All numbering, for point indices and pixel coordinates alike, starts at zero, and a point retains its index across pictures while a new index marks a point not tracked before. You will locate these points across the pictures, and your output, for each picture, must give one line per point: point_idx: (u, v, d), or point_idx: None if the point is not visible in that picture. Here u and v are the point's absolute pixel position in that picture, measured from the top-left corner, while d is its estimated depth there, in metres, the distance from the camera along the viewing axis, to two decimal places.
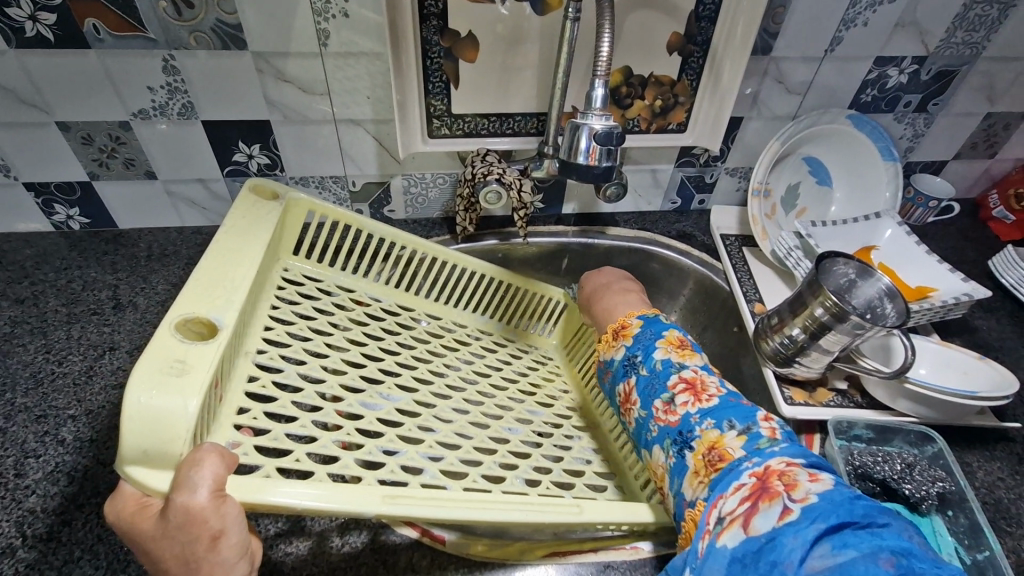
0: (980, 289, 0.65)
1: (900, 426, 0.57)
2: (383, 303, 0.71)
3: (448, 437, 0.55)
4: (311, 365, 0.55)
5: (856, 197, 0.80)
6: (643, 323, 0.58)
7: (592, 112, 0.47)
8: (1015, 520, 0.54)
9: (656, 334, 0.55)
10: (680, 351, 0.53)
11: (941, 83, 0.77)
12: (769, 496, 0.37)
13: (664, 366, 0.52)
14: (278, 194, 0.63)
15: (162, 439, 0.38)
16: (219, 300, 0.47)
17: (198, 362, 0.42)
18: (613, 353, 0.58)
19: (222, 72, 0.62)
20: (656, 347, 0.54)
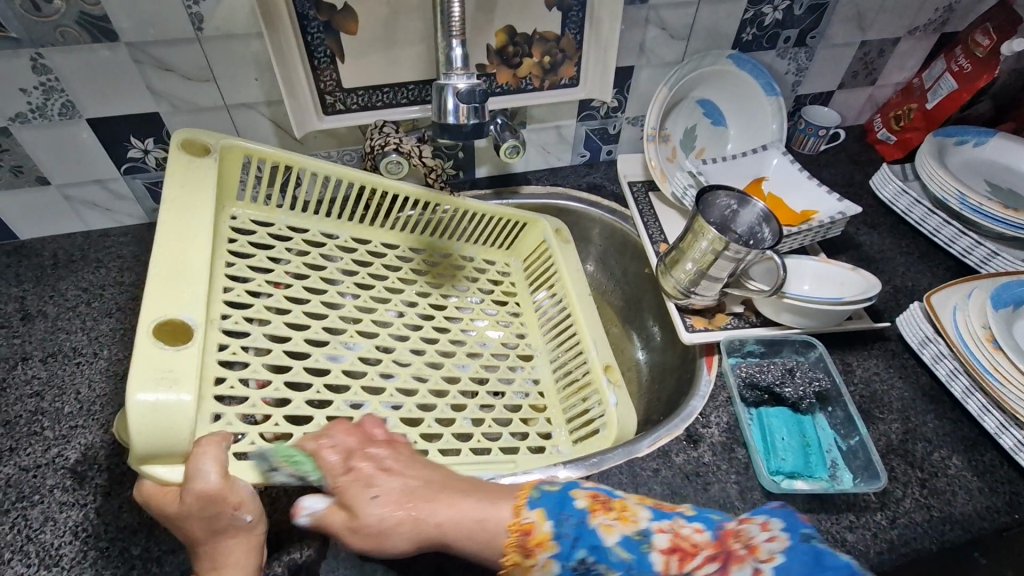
0: (852, 207, 0.71)
1: (785, 338, 0.65)
2: (338, 240, 0.71)
3: (405, 382, 0.61)
4: (276, 325, 0.59)
5: (748, 133, 0.85)
6: (541, 512, 0.43)
7: (454, 72, 0.48)
8: (886, 407, 0.61)
9: (571, 514, 0.43)
10: (612, 514, 0.44)
11: (814, 16, 0.81)
12: (737, 560, 0.43)
13: (632, 550, 0.43)
14: (210, 146, 0.61)
15: (170, 432, 0.44)
16: (187, 297, 0.49)
17: (184, 369, 0.46)
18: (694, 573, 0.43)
19: (97, 67, 0.61)
20: (593, 528, 0.43)
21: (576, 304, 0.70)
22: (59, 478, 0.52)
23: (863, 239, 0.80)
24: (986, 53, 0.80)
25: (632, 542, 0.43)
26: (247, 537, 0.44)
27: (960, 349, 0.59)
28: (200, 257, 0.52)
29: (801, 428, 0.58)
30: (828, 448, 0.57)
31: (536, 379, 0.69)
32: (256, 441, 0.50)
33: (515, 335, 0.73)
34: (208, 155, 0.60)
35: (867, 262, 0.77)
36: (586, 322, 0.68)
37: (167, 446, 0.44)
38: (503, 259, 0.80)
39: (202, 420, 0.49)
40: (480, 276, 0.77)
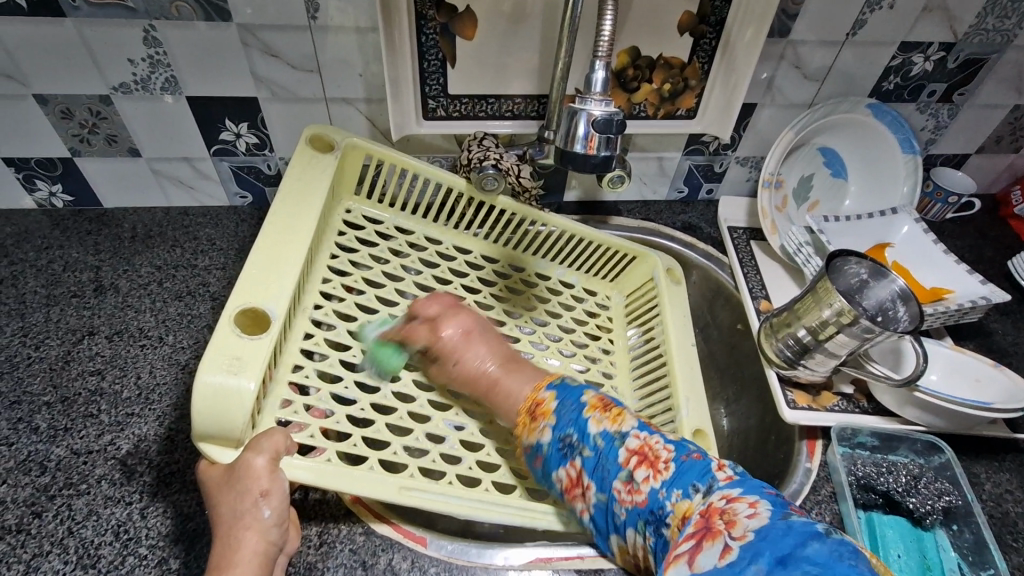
0: (998, 293, 0.62)
1: (906, 435, 0.56)
2: (439, 246, 0.69)
3: (475, 404, 0.56)
4: (362, 322, 0.57)
5: (872, 190, 0.77)
6: (553, 394, 0.49)
7: (591, 98, 0.43)
8: (1021, 535, 0.52)
9: (576, 403, 0.48)
10: (608, 415, 0.46)
11: (968, 72, 0.73)
12: (712, 535, 0.36)
13: (605, 442, 0.45)
14: (334, 144, 0.60)
15: (224, 413, 0.41)
16: (272, 289, 0.47)
17: (253, 357, 0.43)
18: (536, 438, 0.48)
19: (205, 45, 0.59)
20: (585, 420, 0.46)
21: (673, 349, 0.61)
22: (108, 469, 0.50)
23: (996, 327, 0.70)
24: None
25: (608, 435, 0.45)
26: (258, 537, 0.39)
27: None
28: (302, 250, 0.50)
29: (921, 547, 0.51)
30: (951, 574, 0.49)
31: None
32: (315, 434, 0.47)
33: (602, 373, 0.65)
34: (332, 151, 0.59)
35: (999, 354, 0.67)
36: (682, 372, 0.59)
37: (224, 429, 0.42)
38: (605, 292, 0.73)
39: (270, 404, 0.48)
40: (578, 304, 0.71)
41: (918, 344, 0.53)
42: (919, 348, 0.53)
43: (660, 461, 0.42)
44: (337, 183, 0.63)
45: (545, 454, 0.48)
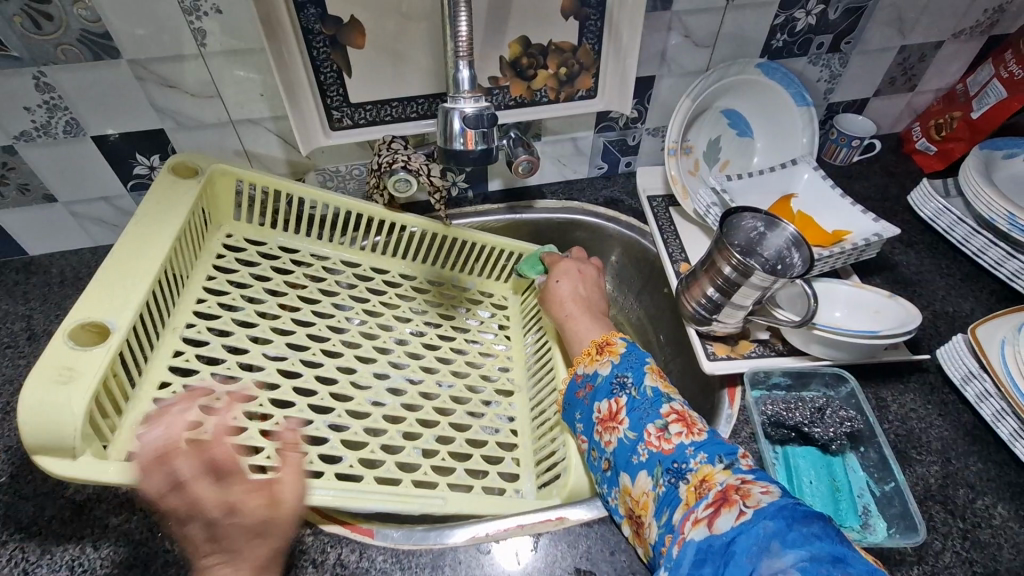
0: (889, 228, 0.66)
1: (815, 370, 0.60)
2: (326, 260, 0.71)
3: (393, 411, 0.60)
4: (236, 335, 0.59)
5: (776, 145, 0.81)
6: (626, 342, 0.57)
7: (462, 96, 0.47)
8: (923, 447, 0.57)
9: (642, 358, 0.54)
10: (665, 380, 0.53)
11: (850, 21, 0.76)
12: (729, 501, 0.41)
13: (654, 393, 0.51)
14: (199, 169, 0.62)
15: (51, 427, 0.42)
16: (116, 304, 0.49)
17: (85, 368, 0.45)
18: (595, 369, 0.55)
19: (99, 85, 0.60)
20: (644, 372, 0.53)
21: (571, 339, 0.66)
22: (57, 509, 0.51)
23: (900, 259, 0.75)
24: None
25: (659, 391, 0.51)
26: None
27: (1009, 387, 0.54)
28: (152, 269, 0.52)
29: (830, 472, 0.55)
30: (859, 492, 0.53)
31: (511, 416, 0.66)
32: (226, 448, 0.51)
33: (499, 368, 0.70)
34: (196, 176, 0.62)
35: (903, 284, 0.72)
36: None
37: (56, 441, 0.43)
38: (502, 292, 0.78)
39: (131, 419, 0.50)
40: (472, 304, 0.75)
41: (810, 288, 0.57)
42: (812, 292, 0.57)
43: (695, 425, 0.48)
44: (210, 209, 0.65)
45: (598, 386, 0.54)
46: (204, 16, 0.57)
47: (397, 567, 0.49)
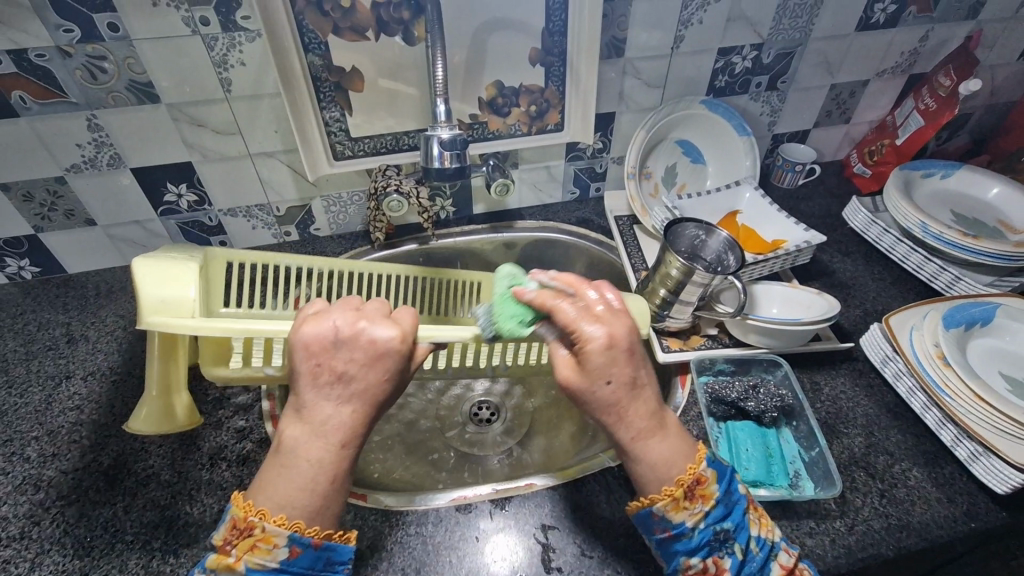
0: (817, 236, 0.76)
1: (753, 357, 0.69)
2: None
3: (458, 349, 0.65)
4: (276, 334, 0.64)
5: (724, 169, 0.93)
6: (715, 474, 0.45)
7: (440, 126, 0.64)
8: (850, 422, 0.65)
9: (736, 496, 0.45)
10: (759, 517, 0.46)
11: (783, 64, 0.88)
12: None
13: (762, 548, 0.44)
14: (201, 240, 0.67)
15: (164, 283, 0.53)
16: (194, 251, 0.64)
17: (182, 258, 0.58)
18: (683, 519, 0.43)
19: (139, 125, 0.71)
20: (744, 518, 0.45)
21: None
22: (93, 480, 0.60)
23: (837, 266, 0.84)
24: (947, 93, 0.87)
25: (764, 542, 0.45)
26: None
27: (916, 368, 0.63)
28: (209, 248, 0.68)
29: (765, 441, 0.63)
30: (791, 459, 0.61)
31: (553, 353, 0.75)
32: None
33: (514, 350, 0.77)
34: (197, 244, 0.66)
35: (839, 287, 0.81)
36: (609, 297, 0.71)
37: (165, 294, 0.53)
38: None
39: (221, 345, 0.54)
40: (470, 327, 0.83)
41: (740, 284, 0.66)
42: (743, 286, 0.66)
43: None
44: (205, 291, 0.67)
45: (689, 538, 0.43)
46: (231, 68, 0.69)
47: (387, 524, 0.57)
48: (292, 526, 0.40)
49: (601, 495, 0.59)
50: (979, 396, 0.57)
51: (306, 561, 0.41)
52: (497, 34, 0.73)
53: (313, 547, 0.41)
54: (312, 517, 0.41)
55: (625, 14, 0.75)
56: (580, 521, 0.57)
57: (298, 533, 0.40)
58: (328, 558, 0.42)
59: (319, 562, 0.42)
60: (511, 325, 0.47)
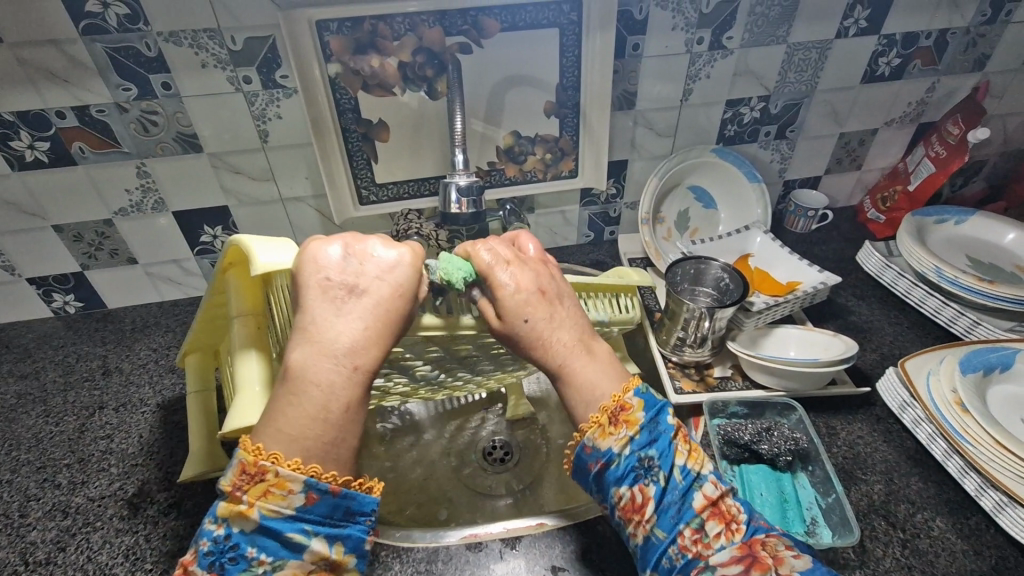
0: (833, 277, 0.76)
1: (767, 400, 0.68)
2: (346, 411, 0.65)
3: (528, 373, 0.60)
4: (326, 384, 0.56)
5: (737, 216, 0.95)
6: (641, 402, 0.47)
7: (458, 173, 0.68)
8: (869, 467, 0.63)
9: (664, 426, 0.47)
10: (689, 448, 0.47)
11: (791, 114, 0.91)
12: (761, 567, 0.41)
13: (685, 478, 0.45)
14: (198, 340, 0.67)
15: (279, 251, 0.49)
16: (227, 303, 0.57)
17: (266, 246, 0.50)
18: (609, 445, 0.46)
19: (182, 172, 0.77)
20: (671, 446, 0.46)
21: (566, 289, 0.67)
22: (117, 508, 0.62)
23: (852, 309, 0.84)
24: (956, 140, 0.89)
25: (688, 471, 0.45)
26: None
27: (934, 413, 0.62)
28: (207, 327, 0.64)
29: (780, 484, 0.61)
30: (808, 506, 0.59)
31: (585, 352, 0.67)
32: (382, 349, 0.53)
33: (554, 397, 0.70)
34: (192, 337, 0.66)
35: (855, 330, 0.81)
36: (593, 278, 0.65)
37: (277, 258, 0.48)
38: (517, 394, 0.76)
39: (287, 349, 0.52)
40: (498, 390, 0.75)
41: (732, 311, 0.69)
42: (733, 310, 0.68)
43: (734, 520, 0.44)
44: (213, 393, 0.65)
45: (616, 466, 0.45)
46: (268, 121, 0.75)
47: (397, 560, 0.57)
48: (309, 471, 0.40)
49: (612, 537, 0.59)
50: (1000, 442, 0.56)
51: (323, 509, 0.41)
52: (515, 89, 0.78)
53: (331, 493, 0.41)
54: (326, 460, 0.41)
55: (636, 70, 0.79)
56: (590, 563, 0.57)
57: (314, 479, 0.41)
58: (348, 507, 0.42)
59: (336, 511, 0.42)
60: (455, 275, 0.48)
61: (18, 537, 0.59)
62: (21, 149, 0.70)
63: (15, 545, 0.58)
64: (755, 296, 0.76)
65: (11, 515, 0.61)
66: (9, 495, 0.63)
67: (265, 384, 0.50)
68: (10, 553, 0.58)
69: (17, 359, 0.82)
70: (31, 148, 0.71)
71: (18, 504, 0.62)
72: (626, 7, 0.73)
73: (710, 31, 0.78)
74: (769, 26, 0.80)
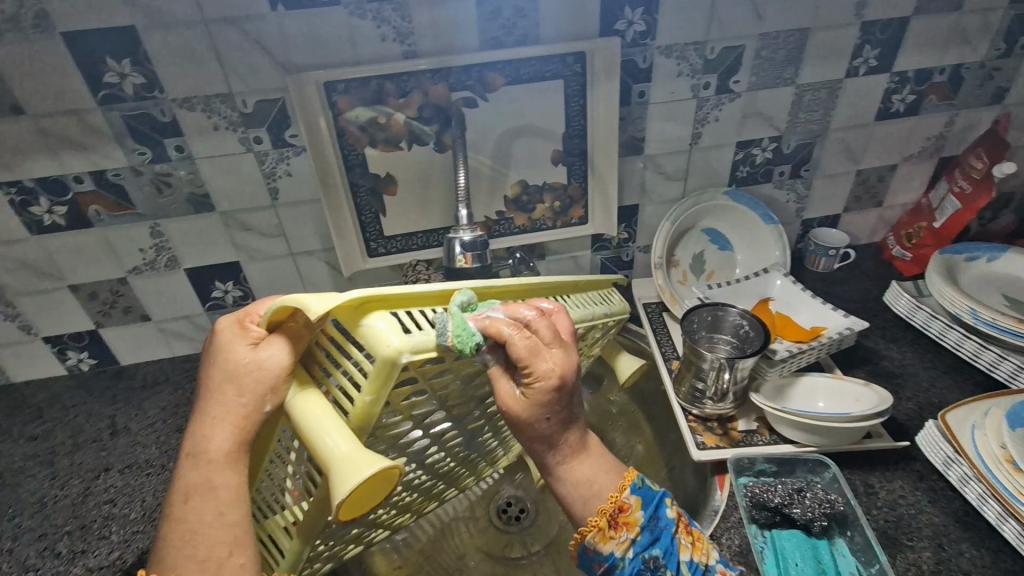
0: (858, 322, 0.73)
1: (797, 457, 0.63)
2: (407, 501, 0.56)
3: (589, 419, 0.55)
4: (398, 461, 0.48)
5: (754, 258, 0.93)
6: (639, 501, 0.45)
7: (461, 228, 0.67)
8: (914, 532, 0.58)
9: (665, 523, 0.46)
10: (692, 540, 0.47)
11: (804, 153, 0.89)
12: None
13: (692, 575, 0.45)
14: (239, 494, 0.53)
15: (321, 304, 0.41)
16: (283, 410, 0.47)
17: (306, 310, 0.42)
18: (611, 549, 0.44)
19: (193, 231, 0.78)
20: (674, 542, 0.45)
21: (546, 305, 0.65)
22: None
23: (882, 353, 0.80)
24: (981, 175, 0.86)
25: (695, 566, 0.45)
26: None
27: (981, 471, 0.57)
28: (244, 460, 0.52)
29: (816, 553, 0.57)
30: None
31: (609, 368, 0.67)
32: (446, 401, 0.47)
33: None
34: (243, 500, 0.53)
35: (887, 376, 0.76)
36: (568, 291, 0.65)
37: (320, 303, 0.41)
38: None
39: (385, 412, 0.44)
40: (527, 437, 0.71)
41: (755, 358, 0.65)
42: (752, 358, 0.65)
43: None
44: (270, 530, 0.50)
45: (621, 569, 0.44)
46: (278, 179, 0.76)
47: None
48: None
49: None
50: None
51: None
52: (520, 140, 0.78)
53: None
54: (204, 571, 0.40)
55: (641, 117, 0.79)
56: None
57: None
58: None
59: None
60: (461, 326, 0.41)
61: None
62: (40, 214, 0.72)
63: None
64: (777, 342, 0.72)
65: None
66: (8, 567, 0.62)
67: (354, 443, 0.38)
68: None
69: (29, 419, 0.82)
70: (50, 212, 0.72)
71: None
72: (630, 56, 0.74)
73: (716, 76, 0.78)
74: (776, 68, 0.79)
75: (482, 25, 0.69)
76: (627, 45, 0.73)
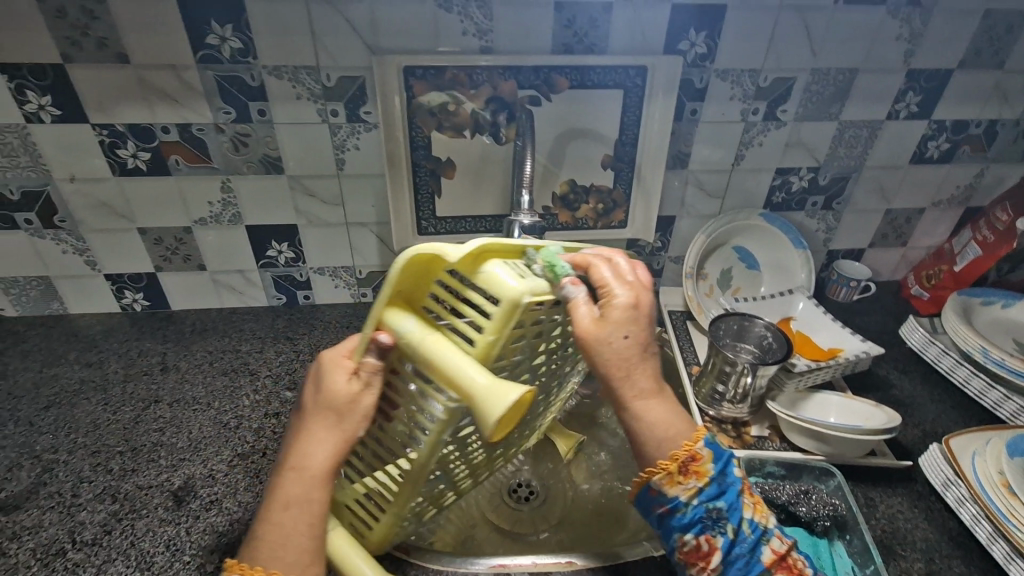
0: (875, 347, 0.77)
1: (806, 463, 0.67)
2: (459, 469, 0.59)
3: None
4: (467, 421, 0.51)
5: (779, 280, 0.97)
6: (710, 454, 0.49)
7: (520, 213, 0.72)
8: (909, 544, 0.62)
9: (732, 479, 0.49)
10: (755, 504, 0.50)
11: (839, 187, 0.94)
12: None
13: (755, 533, 0.48)
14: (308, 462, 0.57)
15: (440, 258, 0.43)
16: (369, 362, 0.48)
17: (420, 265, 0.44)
18: (677, 493, 0.48)
19: (260, 191, 0.83)
20: (740, 500, 0.49)
21: None
22: (163, 499, 0.64)
23: (893, 382, 0.84)
24: (1004, 227, 0.90)
25: (757, 525, 0.49)
26: None
27: (979, 494, 0.61)
28: None
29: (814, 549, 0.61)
30: None
31: None
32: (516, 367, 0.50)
33: None
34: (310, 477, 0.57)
35: (896, 403, 0.80)
36: None
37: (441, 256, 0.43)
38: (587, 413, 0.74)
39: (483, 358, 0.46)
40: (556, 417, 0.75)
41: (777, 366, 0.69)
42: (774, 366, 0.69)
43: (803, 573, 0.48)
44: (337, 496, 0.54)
45: (682, 514, 0.48)
46: (347, 151, 0.81)
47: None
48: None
49: None
50: None
51: None
52: (575, 141, 0.83)
53: None
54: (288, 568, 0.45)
55: (690, 133, 0.84)
56: None
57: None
58: None
59: None
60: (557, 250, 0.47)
61: (69, 516, 0.62)
62: (125, 157, 0.78)
63: (65, 523, 0.61)
64: (796, 358, 0.77)
65: (64, 494, 0.64)
66: (64, 476, 0.67)
67: (491, 375, 0.40)
68: (61, 531, 0.61)
69: (84, 349, 0.87)
70: (134, 157, 0.78)
71: (71, 484, 0.66)
72: (688, 75, 0.79)
73: (766, 103, 0.82)
74: (823, 102, 0.84)
75: (556, 31, 0.74)
76: (687, 65, 0.78)
